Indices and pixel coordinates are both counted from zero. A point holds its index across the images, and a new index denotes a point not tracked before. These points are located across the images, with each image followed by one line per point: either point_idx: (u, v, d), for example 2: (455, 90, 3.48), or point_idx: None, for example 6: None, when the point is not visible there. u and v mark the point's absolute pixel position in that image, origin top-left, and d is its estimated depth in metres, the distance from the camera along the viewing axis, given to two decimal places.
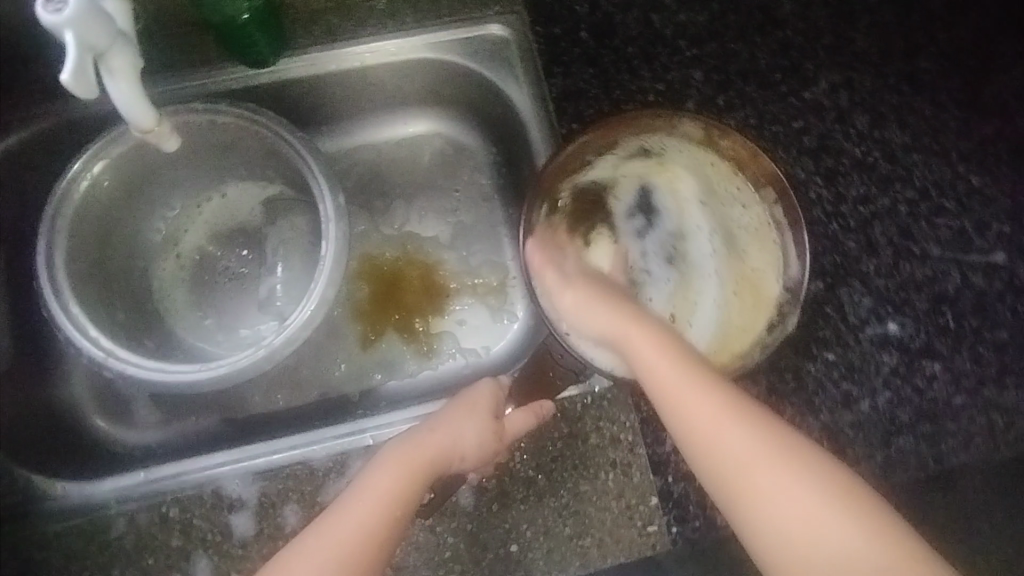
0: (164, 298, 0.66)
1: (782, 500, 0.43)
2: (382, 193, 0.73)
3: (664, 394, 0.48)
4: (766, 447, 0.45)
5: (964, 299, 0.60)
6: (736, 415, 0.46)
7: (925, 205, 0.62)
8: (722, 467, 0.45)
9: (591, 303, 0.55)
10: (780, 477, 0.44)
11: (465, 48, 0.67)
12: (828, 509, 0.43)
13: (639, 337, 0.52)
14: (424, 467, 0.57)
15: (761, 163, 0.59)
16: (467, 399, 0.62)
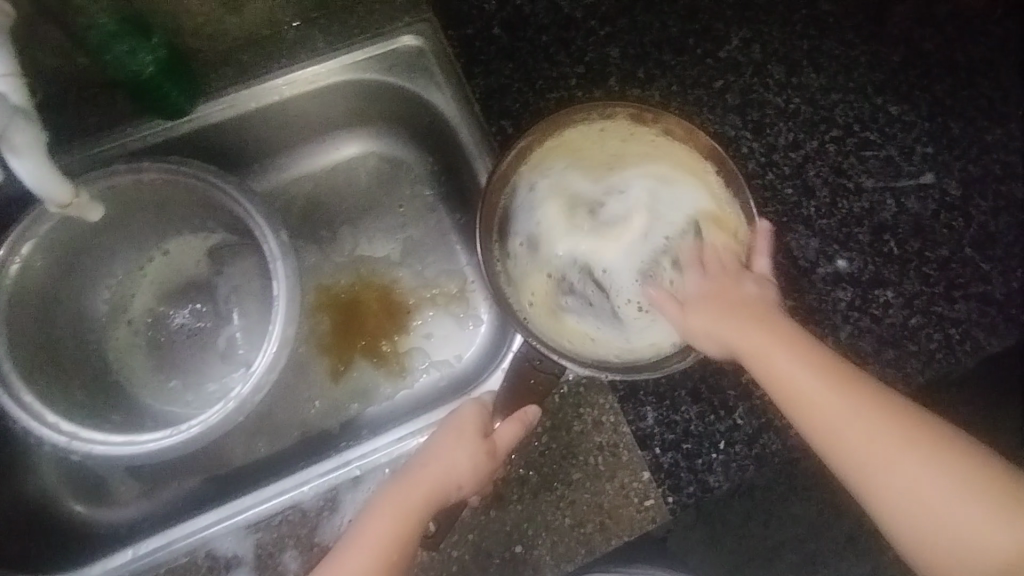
0: (123, 367, 0.65)
1: (927, 492, 0.43)
2: (326, 221, 0.72)
3: (792, 393, 0.47)
4: (895, 438, 0.44)
5: (903, 224, 0.66)
6: (871, 413, 0.45)
7: (851, 141, 0.67)
8: (850, 461, 0.45)
9: (699, 311, 0.51)
10: (918, 466, 0.44)
11: (382, 64, 0.65)
12: (966, 500, 0.43)
13: (763, 344, 0.48)
14: (417, 508, 0.50)
15: (698, 140, 0.59)
16: (451, 424, 0.54)
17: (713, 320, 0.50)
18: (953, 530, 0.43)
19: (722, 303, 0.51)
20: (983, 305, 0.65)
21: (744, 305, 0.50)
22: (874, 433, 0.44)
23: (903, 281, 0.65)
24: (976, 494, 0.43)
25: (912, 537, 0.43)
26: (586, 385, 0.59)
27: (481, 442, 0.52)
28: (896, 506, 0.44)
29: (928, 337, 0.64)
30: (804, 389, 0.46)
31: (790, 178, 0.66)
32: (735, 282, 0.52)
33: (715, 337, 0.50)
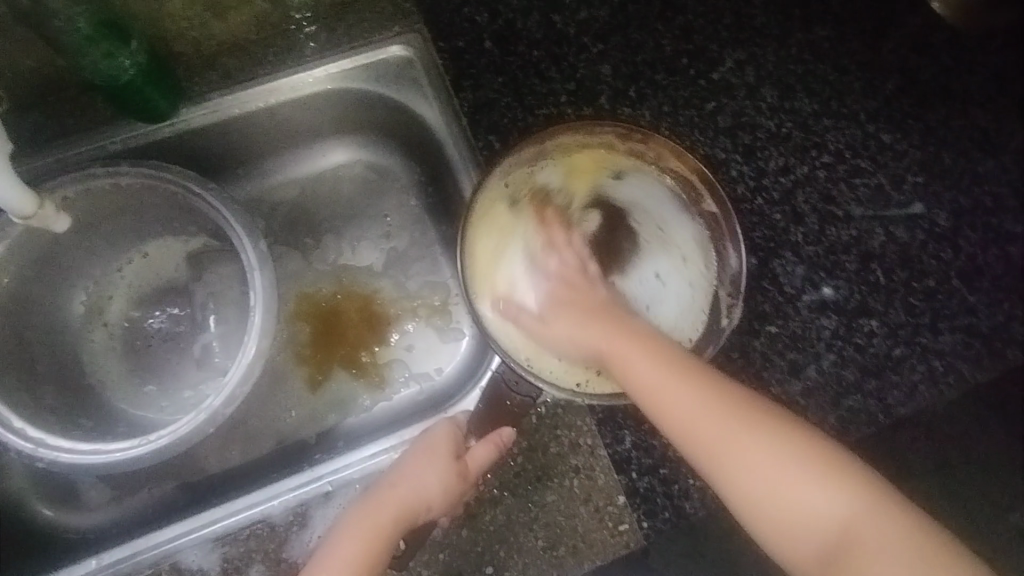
0: (97, 371, 0.64)
1: (763, 472, 0.46)
2: (311, 228, 0.71)
3: (644, 390, 0.49)
4: (736, 423, 0.47)
5: (890, 253, 0.66)
6: (708, 396, 0.48)
7: (841, 167, 0.67)
8: (698, 449, 0.47)
9: (560, 322, 0.55)
10: (761, 450, 0.46)
11: (369, 74, 0.64)
12: (798, 473, 0.45)
13: (614, 341, 0.52)
14: (386, 527, 0.53)
15: (686, 161, 0.60)
16: (425, 443, 0.57)
17: (571, 324, 0.54)
18: (788, 503, 0.45)
19: (579, 310, 0.55)
20: (968, 337, 0.64)
21: (595, 307, 0.55)
22: (711, 418, 0.47)
23: (888, 311, 0.64)
24: (806, 466, 0.45)
25: (761, 517, 0.46)
26: (564, 407, 0.58)
27: (453, 463, 0.55)
28: (741, 487, 0.46)
29: (912, 368, 0.63)
30: (652, 385, 0.49)
31: (779, 203, 0.66)
32: (590, 287, 0.57)
33: (580, 346, 0.54)
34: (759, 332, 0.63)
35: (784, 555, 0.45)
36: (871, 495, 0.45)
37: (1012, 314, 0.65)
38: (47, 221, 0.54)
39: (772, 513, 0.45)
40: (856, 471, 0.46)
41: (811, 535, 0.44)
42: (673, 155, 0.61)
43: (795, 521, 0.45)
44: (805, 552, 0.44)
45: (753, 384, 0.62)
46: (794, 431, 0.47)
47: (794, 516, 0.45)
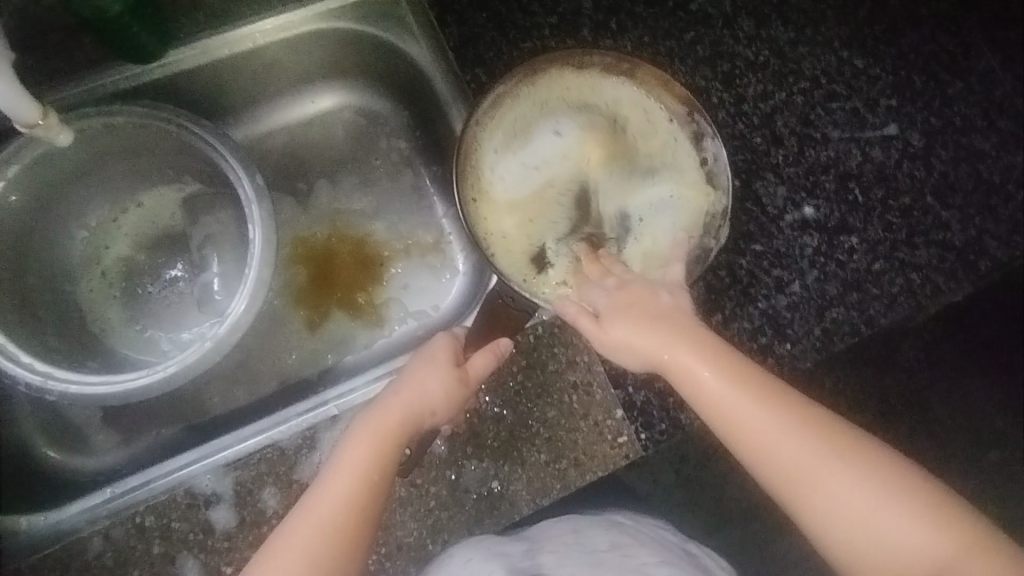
0: (97, 318, 0.65)
1: (852, 512, 0.43)
2: (303, 174, 0.72)
3: (718, 415, 0.45)
4: (816, 449, 0.44)
5: (867, 173, 0.68)
6: (805, 435, 0.44)
7: (818, 92, 0.69)
8: (793, 483, 0.44)
9: (620, 322, 0.49)
10: (839, 475, 0.43)
11: (356, 13, 0.65)
12: (887, 510, 0.43)
13: (692, 363, 0.46)
14: (395, 430, 0.51)
15: (672, 89, 0.61)
16: (425, 352, 0.55)
17: (637, 327, 0.48)
18: (883, 544, 0.43)
19: (642, 316, 0.48)
20: (943, 251, 0.67)
21: (679, 321, 0.48)
22: (799, 449, 0.44)
23: (867, 227, 0.67)
24: (915, 512, 0.43)
25: (854, 557, 0.43)
26: (561, 326, 0.60)
27: (455, 370, 0.53)
28: (832, 526, 0.43)
29: (891, 281, 0.66)
30: (754, 420, 0.45)
31: (758, 127, 0.68)
32: (654, 292, 0.50)
33: (642, 353, 0.48)
34: (744, 251, 0.65)
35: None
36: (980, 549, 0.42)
37: (982, 228, 0.68)
38: (51, 133, 0.55)
39: (863, 554, 0.43)
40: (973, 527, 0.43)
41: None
42: (660, 81, 0.61)
43: (898, 573, 0.42)
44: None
45: (740, 301, 0.64)
46: (896, 474, 0.44)
47: (897, 562, 0.42)
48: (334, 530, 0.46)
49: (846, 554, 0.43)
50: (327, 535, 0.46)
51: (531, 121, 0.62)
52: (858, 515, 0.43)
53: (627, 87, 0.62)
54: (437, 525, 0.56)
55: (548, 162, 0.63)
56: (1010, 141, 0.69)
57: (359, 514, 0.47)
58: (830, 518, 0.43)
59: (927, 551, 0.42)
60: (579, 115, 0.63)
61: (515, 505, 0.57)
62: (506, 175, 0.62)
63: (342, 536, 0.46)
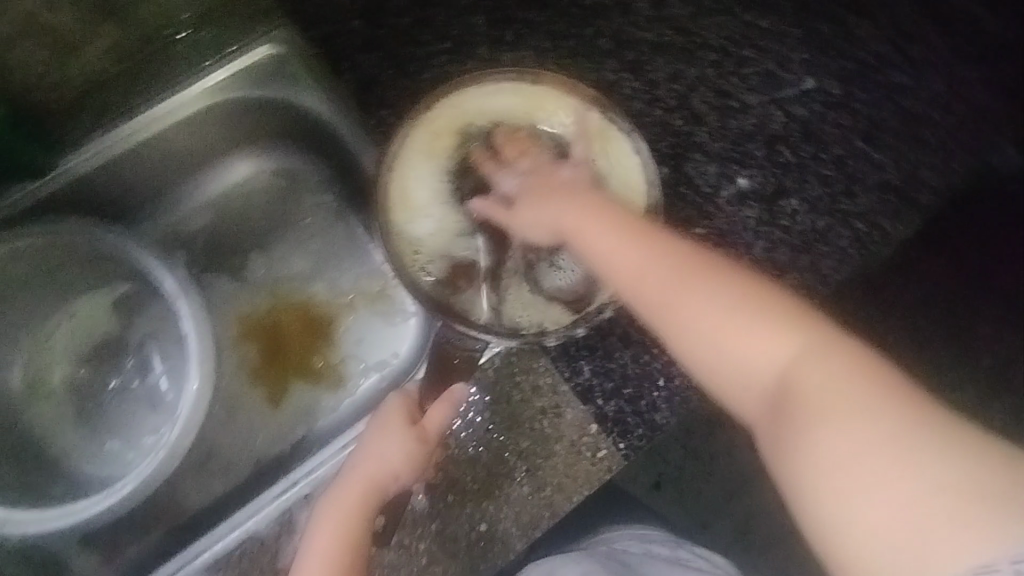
0: (53, 443, 0.63)
1: (713, 327, 0.44)
2: (233, 250, 0.70)
3: (601, 254, 0.50)
4: (684, 275, 0.46)
5: (794, 132, 0.67)
6: (671, 260, 0.47)
7: (728, 61, 0.68)
8: (658, 305, 0.46)
9: (526, 206, 0.55)
10: (708, 299, 0.44)
11: (243, 79, 0.63)
12: (752, 328, 0.44)
13: (576, 217, 0.51)
14: (360, 500, 0.54)
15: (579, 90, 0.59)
16: (380, 418, 0.58)
17: (538, 206, 0.54)
18: (740, 360, 0.44)
19: (548, 194, 0.54)
20: (883, 193, 0.67)
21: (575, 186, 0.54)
22: (668, 274, 0.46)
23: (805, 186, 0.66)
24: (773, 333, 0.43)
25: (718, 376, 0.45)
26: (517, 354, 0.59)
27: (410, 431, 0.55)
28: (697, 345, 0.45)
29: (839, 235, 0.66)
30: (623, 254, 0.48)
31: (676, 109, 0.67)
32: (558, 174, 0.56)
33: (543, 223, 0.54)
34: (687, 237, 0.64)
35: (745, 414, 0.45)
36: (846, 367, 0.41)
37: (917, 162, 0.67)
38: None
39: (729, 373, 0.44)
40: (844, 348, 0.42)
41: (762, 398, 0.43)
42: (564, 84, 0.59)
43: (755, 383, 0.43)
44: (758, 401, 0.43)
45: None
46: (772, 305, 0.44)
47: (755, 377, 0.43)
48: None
49: (713, 377, 0.45)
50: None
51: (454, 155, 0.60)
52: (718, 332, 0.44)
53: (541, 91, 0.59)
54: None
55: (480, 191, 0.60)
56: (927, 69, 0.69)
57: None
58: (698, 338, 0.45)
59: (788, 369, 0.42)
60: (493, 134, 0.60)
61: (508, 544, 0.56)
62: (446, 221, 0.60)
63: None
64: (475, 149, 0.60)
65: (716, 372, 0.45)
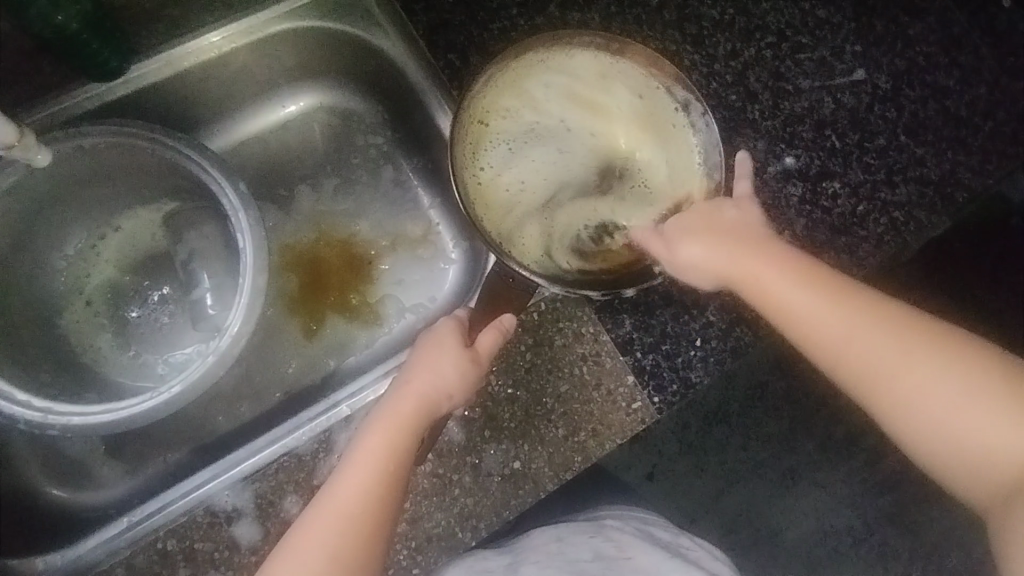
0: (88, 349, 0.63)
1: (943, 409, 0.46)
2: (283, 180, 0.70)
3: (783, 311, 0.50)
4: (905, 352, 0.47)
5: (841, 119, 0.69)
6: (888, 326, 0.47)
7: (786, 45, 0.70)
8: (875, 377, 0.47)
9: (692, 240, 0.53)
10: (936, 379, 0.46)
11: (320, 9, 0.63)
12: (973, 398, 0.45)
13: (766, 271, 0.50)
14: (411, 415, 0.51)
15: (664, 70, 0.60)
16: (432, 338, 0.55)
17: (707, 250, 0.53)
18: (967, 427, 0.45)
19: (711, 233, 0.53)
20: (921, 187, 0.69)
21: (741, 233, 0.53)
22: (889, 351, 0.47)
23: (847, 171, 0.68)
24: (989, 399, 0.45)
25: (932, 456, 0.46)
26: (563, 301, 0.60)
27: (466, 351, 0.54)
28: (909, 413, 0.46)
29: (876, 221, 0.68)
30: (848, 320, 0.48)
31: (732, 85, 0.69)
32: (720, 210, 0.55)
33: (708, 267, 0.53)
34: None
35: (969, 495, 0.47)
36: None
37: (956, 161, 0.70)
38: (29, 152, 0.52)
39: (941, 438, 0.46)
40: None
41: (976, 466, 0.45)
42: (650, 62, 0.60)
43: (984, 467, 0.45)
44: (996, 500, 0.45)
45: None
46: (983, 376, 0.46)
47: (984, 461, 0.45)
48: (352, 521, 0.47)
49: (930, 456, 0.46)
50: (347, 514, 0.47)
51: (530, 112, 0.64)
52: (941, 399, 0.46)
53: (620, 65, 0.62)
54: (465, 513, 0.56)
55: (534, 143, 0.64)
56: (972, 74, 0.71)
57: (382, 502, 0.48)
58: (920, 410, 0.46)
59: (1013, 456, 0.44)
60: (565, 93, 0.63)
61: (539, 483, 0.57)
62: (501, 159, 0.63)
63: (362, 523, 0.47)
64: (544, 101, 0.63)
65: (938, 457, 0.46)
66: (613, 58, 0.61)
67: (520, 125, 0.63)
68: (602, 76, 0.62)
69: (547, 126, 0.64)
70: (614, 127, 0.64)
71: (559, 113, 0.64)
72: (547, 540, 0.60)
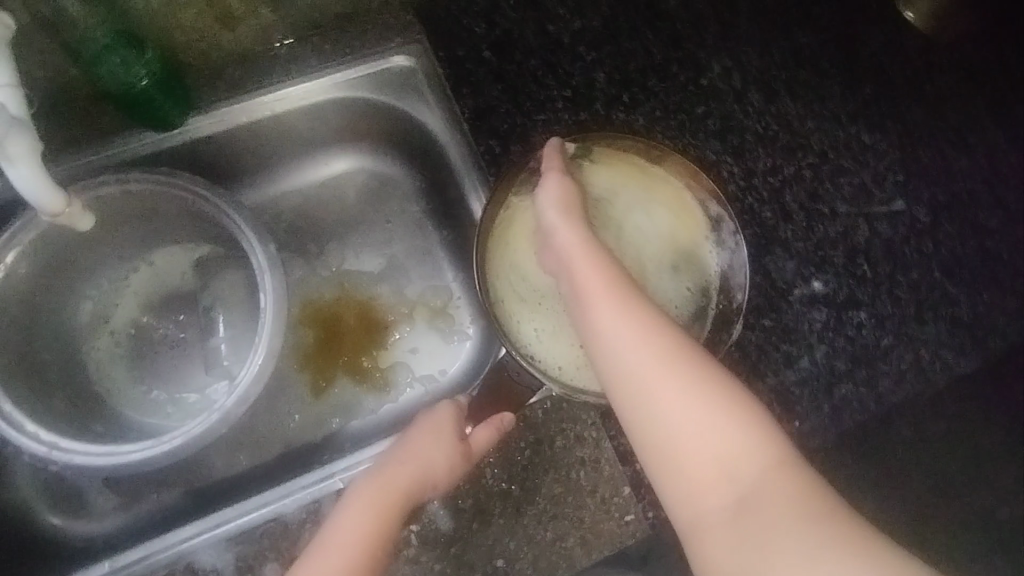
0: (104, 380, 0.64)
1: (685, 423, 0.45)
2: (314, 236, 0.72)
3: (585, 302, 0.49)
4: (670, 361, 0.46)
5: (875, 248, 0.68)
6: (661, 337, 0.46)
7: (826, 167, 0.70)
8: (635, 380, 0.46)
9: (549, 197, 0.54)
10: (681, 394, 0.45)
11: (372, 83, 0.66)
12: (710, 424, 0.44)
13: (575, 254, 0.51)
14: (395, 503, 0.53)
15: (702, 181, 0.61)
16: (429, 423, 0.57)
17: (556, 211, 0.53)
18: (704, 444, 0.44)
19: (563, 207, 0.53)
20: (951, 326, 0.67)
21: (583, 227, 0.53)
22: (654, 350, 0.46)
23: (876, 302, 0.67)
24: (728, 419, 0.44)
25: (665, 461, 0.45)
26: (569, 401, 0.59)
27: (459, 444, 0.55)
28: (659, 422, 0.45)
29: (899, 357, 0.66)
30: (614, 329, 0.47)
31: (768, 201, 0.68)
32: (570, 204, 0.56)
33: (544, 229, 0.54)
34: (754, 325, 0.65)
35: (689, 505, 0.45)
36: (773, 465, 0.43)
37: (990, 304, 0.68)
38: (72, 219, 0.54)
39: (686, 462, 0.44)
40: (768, 449, 0.44)
41: (720, 489, 0.43)
42: (689, 172, 0.61)
43: (695, 473, 0.44)
44: (707, 492, 0.44)
45: (750, 376, 0.64)
46: (727, 399, 0.45)
47: (703, 466, 0.44)
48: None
49: (666, 459, 0.45)
50: None
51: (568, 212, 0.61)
52: (686, 420, 0.45)
53: (658, 174, 0.62)
54: None
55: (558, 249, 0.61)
56: (1014, 218, 0.70)
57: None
58: (660, 422, 0.45)
59: (739, 476, 0.43)
60: (598, 202, 0.62)
61: None
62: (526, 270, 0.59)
63: None
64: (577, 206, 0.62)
65: (671, 462, 0.45)
66: (651, 164, 0.62)
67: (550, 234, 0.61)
68: (636, 187, 0.62)
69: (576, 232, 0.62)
70: (643, 239, 0.62)
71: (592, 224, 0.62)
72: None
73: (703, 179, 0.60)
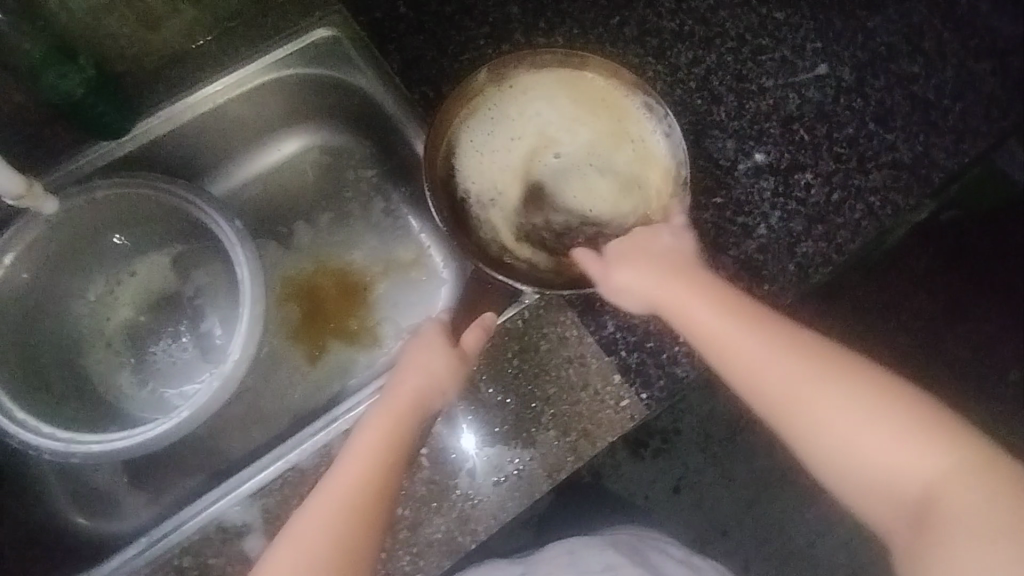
0: (110, 387, 0.67)
1: (850, 434, 0.45)
2: (282, 218, 0.75)
3: (717, 347, 0.49)
4: (825, 379, 0.46)
5: (808, 113, 0.71)
6: (805, 357, 0.47)
7: (746, 48, 0.73)
8: (795, 405, 0.46)
9: (625, 265, 0.54)
10: (846, 403, 0.46)
11: (303, 58, 0.68)
12: (879, 429, 0.45)
13: (684, 297, 0.50)
14: (406, 414, 0.53)
15: (621, 76, 0.65)
16: (422, 335, 0.57)
17: (638, 273, 0.53)
18: (877, 453, 0.45)
19: (640, 259, 0.54)
20: (895, 171, 0.70)
21: (670, 261, 0.53)
22: (801, 373, 0.46)
23: (818, 162, 0.70)
24: (898, 420, 0.45)
25: (837, 474, 0.46)
26: (546, 306, 0.62)
27: (453, 350, 0.56)
28: (831, 441, 0.45)
29: (851, 208, 0.69)
30: (756, 360, 0.47)
31: (697, 90, 0.72)
32: (655, 235, 0.57)
33: (639, 293, 0.53)
34: (706, 206, 0.68)
35: (871, 512, 0.46)
36: (947, 451, 0.44)
37: (928, 144, 0.70)
38: (37, 202, 0.58)
39: (863, 478, 0.45)
40: (947, 442, 0.44)
41: (911, 498, 0.44)
42: (608, 70, 0.65)
43: (877, 481, 0.45)
44: (892, 505, 0.45)
45: (713, 253, 0.67)
46: (895, 405, 0.45)
47: (885, 474, 0.45)
48: (348, 508, 0.48)
49: (833, 472, 0.46)
50: (347, 507, 0.48)
51: (514, 128, 0.67)
52: (859, 428, 0.45)
53: (584, 78, 0.66)
54: (463, 517, 0.58)
55: (513, 155, 0.68)
56: (936, 59, 0.72)
57: (380, 493, 0.49)
58: (832, 433, 0.45)
59: (924, 472, 0.44)
60: (543, 111, 0.67)
61: (534, 484, 0.59)
62: (487, 175, 0.67)
63: (362, 515, 0.48)
64: (522, 118, 0.67)
65: (837, 471, 0.46)
66: (576, 70, 0.66)
67: (503, 143, 0.67)
68: (571, 91, 0.67)
69: (527, 139, 0.68)
70: (591, 137, 0.67)
71: (542, 130, 0.68)
72: (560, 554, 0.66)
73: (619, 76, 0.65)
